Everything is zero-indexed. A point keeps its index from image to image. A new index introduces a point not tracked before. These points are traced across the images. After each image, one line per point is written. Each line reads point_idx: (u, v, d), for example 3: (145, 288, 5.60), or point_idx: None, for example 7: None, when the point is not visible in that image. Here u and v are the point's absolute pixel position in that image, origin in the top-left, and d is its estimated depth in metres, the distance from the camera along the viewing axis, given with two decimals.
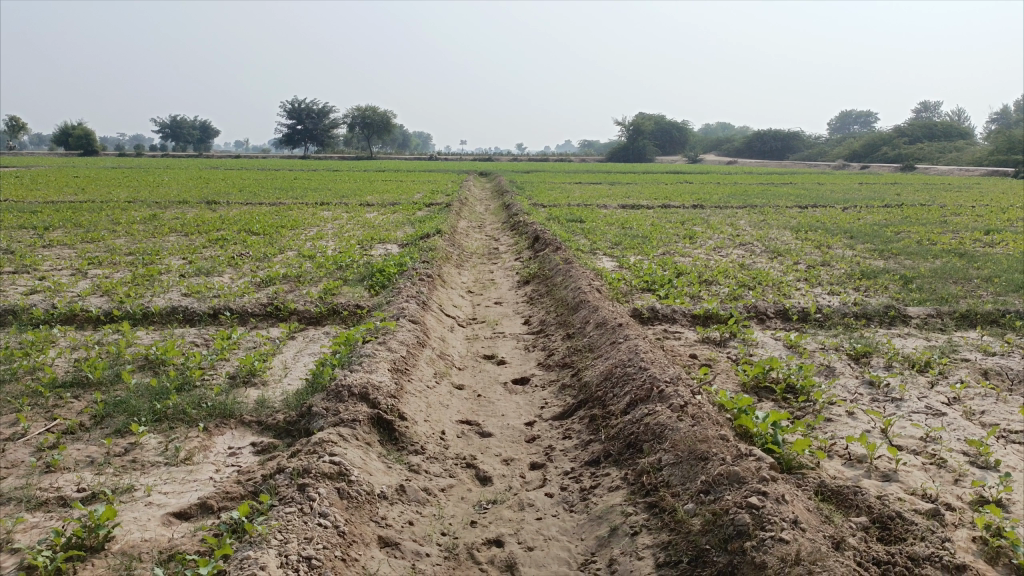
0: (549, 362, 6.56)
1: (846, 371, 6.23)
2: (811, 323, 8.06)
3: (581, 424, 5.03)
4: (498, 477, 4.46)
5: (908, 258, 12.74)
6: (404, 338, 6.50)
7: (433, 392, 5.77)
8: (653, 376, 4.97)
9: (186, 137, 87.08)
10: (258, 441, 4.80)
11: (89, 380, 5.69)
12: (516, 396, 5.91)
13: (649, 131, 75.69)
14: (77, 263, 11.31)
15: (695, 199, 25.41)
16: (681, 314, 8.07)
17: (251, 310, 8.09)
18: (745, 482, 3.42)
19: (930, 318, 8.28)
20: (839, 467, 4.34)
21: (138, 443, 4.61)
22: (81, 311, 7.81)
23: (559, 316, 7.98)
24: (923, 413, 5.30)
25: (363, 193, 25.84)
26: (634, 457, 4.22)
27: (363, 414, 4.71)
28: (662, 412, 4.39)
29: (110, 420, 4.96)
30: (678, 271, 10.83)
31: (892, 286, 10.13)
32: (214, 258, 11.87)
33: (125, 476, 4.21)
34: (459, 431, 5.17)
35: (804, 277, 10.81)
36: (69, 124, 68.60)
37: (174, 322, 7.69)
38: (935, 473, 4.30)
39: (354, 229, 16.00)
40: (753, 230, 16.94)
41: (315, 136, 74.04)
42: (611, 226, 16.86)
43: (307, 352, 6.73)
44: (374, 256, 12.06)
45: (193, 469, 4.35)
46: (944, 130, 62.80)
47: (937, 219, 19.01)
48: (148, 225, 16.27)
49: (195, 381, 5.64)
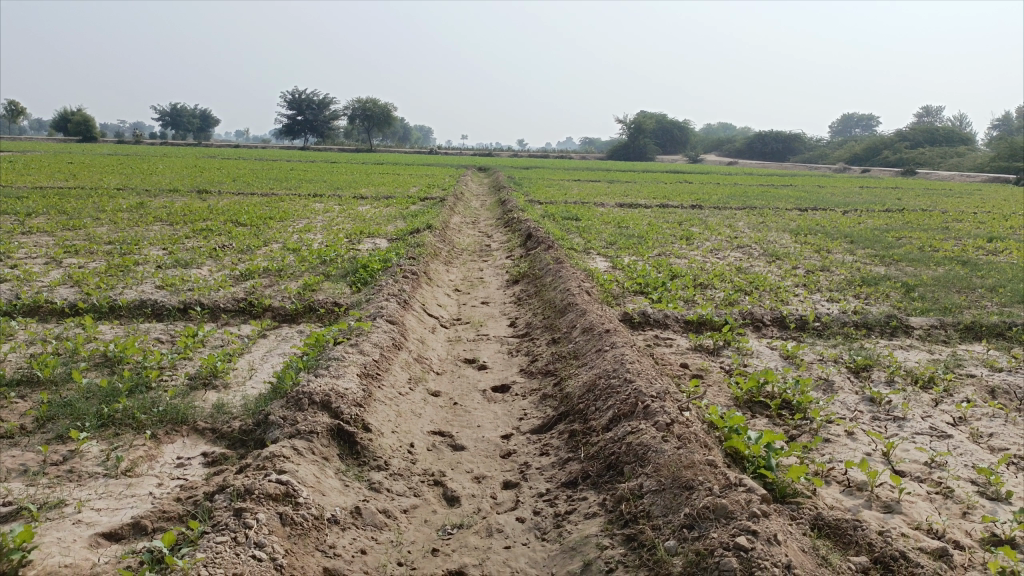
0: (531, 369, 6.20)
1: (846, 386, 5.87)
2: (810, 332, 7.71)
3: (560, 440, 4.67)
4: (467, 498, 4.10)
5: (909, 265, 12.40)
6: (377, 339, 6.12)
7: (405, 399, 5.41)
8: (639, 390, 4.60)
9: (185, 125, 86.44)
10: (209, 452, 4.44)
11: (38, 378, 5.31)
12: (494, 405, 5.55)
13: (650, 130, 75.40)
14: (52, 251, 10.89)
15: (694, 199, 25.00)
16: (673, 320, 7.71)
17: (223, 305, 7.71)
18: (734, 518, 3.06)
19: (933, 330, 7.93)
20: (837, 495, 4.00)
21: (78, 450, 4.22)
22: (45, 302, 7.41)
23: (546, 319, 7.62)
24: (928, 435, 4.95)
25: (357, 185, 25.38)
26: (615, 480, 3.86)
27: (323, 425, 4.34)
28: (646, 431, 4.02)
29: (53, 424, 4.58)
30: (672, 273, 10.48)
31: (894, 294, 9.78)
32: (195, 249, 11.48)
33: (56, 488, 3.82)
34: (430, 443, 4.81)
35: (803, 283, 10.45)
36: (68, 111, 67.94)
37: (140, 318, 7.30)
38: (941, 504, 3.97)
39: (344, 222, 15.60)
40: (752, 232, 16.61)
41: (315, 128, 73.43)
42: (607, 225, 16.47)
43: (276, 352, 6.38)
44: (360, 251, 11.69)
45: (133, 483, 3.98)
46: (946, 135, 62.43)
47: (939, 226, 18.66)
48: (134, 214, 15.87)
49: (151, 383, 5.26)
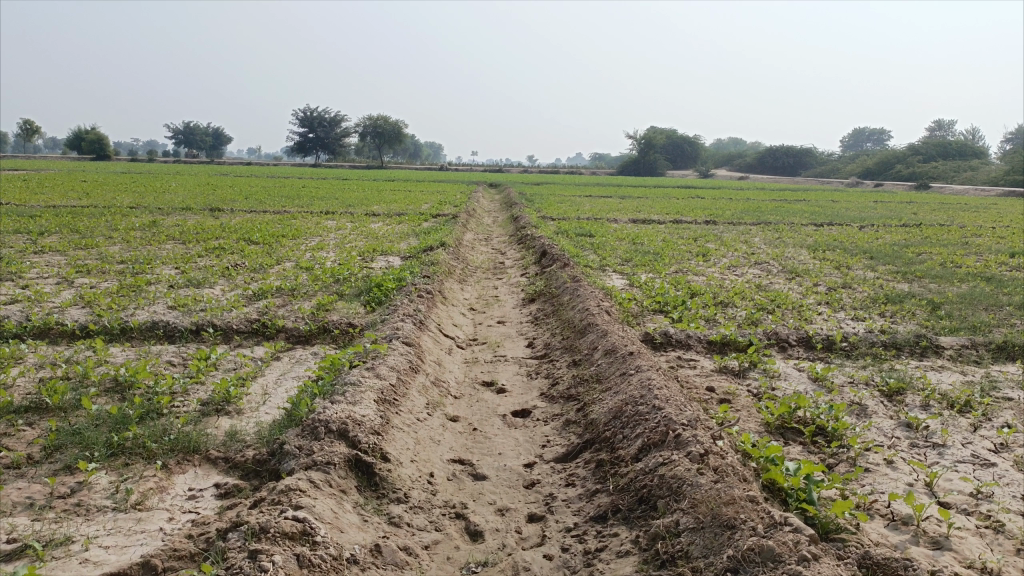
0: (552, 393, 6.01)
1: (880, 410, 5.65)
2: (837, 352, 7.49)
3: (586, 470, 4.48)
4: (490, 532, 3.91)
5: (932, 281, 12.15)
6: (394, 362, 5.95)
7: (423, 425, 5.23)
8: (669, 417, 4.41)
9: (198, 143, 87.06)
10: (222, 483, 4.28)
11: (47, 405, 5.16)
12: (515, 431, 5.36)
13: (660, 145, 75.35)
14: (64, 271, 10.80)
15: (708, 215, 24.79)
16: (696, 340, 7.51)
17: (236, 326, 7.56)
18: (782, 562, 2.89)
19: (964, 350, 7.69)
20: (882, 530, 3.79)
21: (86, 482, 4.06)
22: (56, 324, 7.28)
23: (565, 339, 7.45)
24: (971, 463, 4.72)
25: (370, 203, 25.34)
26: (648, 515, 3.66)
27: (340, 456, 4.17)
28: (680, 463, 3.83)
29: (61, 453, 4.42)
30: (691, 291, 10.27)
31: (920, 312, 9.55)
32: (207, 268, 11.38)
33: (62, 523, 3.65)
34: (450, 473, 4.62)
35: (825, 300, 10.22)
36: (82, 130, 68.51)
37: (152, 340, 7.16)
38: (993, 540, 3.75)
39: (357, 240, 15.51)
40: (768, 248, 16.40)
41: (326, 145, 73.75)
42: (622, 242, 16.28)
43: (290, 375, 6.22)
44: (374, 269, 11.56)
45: (143, 518, 3.81)
46: (958, 149, 62.06)
47: (958, 240, 18.38)
48: (146, 232, 15.82)
49: (162, 410, 5.10)
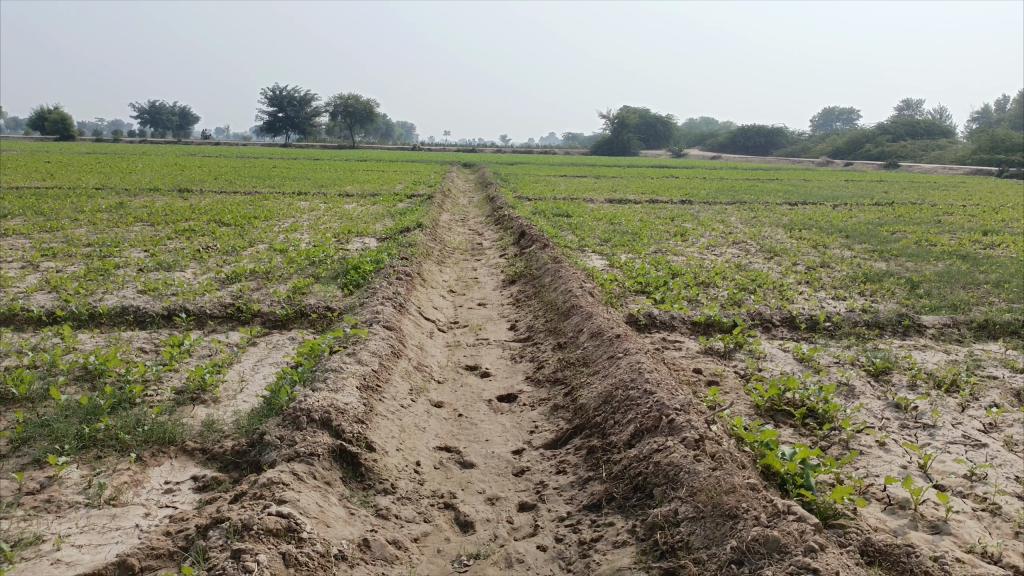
0: (538, 377, 5.90)
1: (868, 391, 5.62)
2: (821, 332, 7.45)
3: (577, 457, 4.38)
4: (481, 523, 3.79)
5: (909, 260, 12.21)
6: (375, 347, 5.79)
7: (407, 412, 5.09)
8: (661, 402, 4.32)
9: (165, 122, 85.35)
10: (200, 475, 4.11)
11: (12, 395, 4.93)
12: (502, 417, 5.24)
13: (633, 125, 75.34)
14: (28, 255, 10.44)
15: (683, 194, 24.76)
16: (680, 321, 7.43)
17: (210, 311, 7.34)
18: (788, 553, 2.82)
19: (946, 328, 7.69)
20: (880, 514, 3.73)
21: (56, 477, 3.86)
22: (21, 310, 6.99)
23: (548, 322, 7.33)
24: (962, 444, 4.69)
25: (343, 183, 24.96)
26: (644, 504, 3.57)
27: (324, 446, 4.02)
28: (676, 449, 3.74)
29: (29, 446, 4.21)
30: (672, 271, 10.19)
31: (899, 290, 9.57)
32: (178, 251, 11.08)
33: (32, 521, 3.47)
34: (437, 461, 4.49)
35: (806, 280, 10.20)
36: (44, 109, 66.79)
37: (122, 326, 6.91)
38: (990, 523, 3.71)
39: (331, 221, 15.22)
40: (745, 228, 16.41)
41: (296, 125, 72.64)
42: (599, 222, 16.15)
43: (267, 361, 6.03)
44: (350, 251, 11.33)
45: (118, 514, 3.64)
46: (927, 129, 62.77)
47: (931, 219, 18.52)
48: (113, 214, 15.39)
49: (135, 399, 4.90)
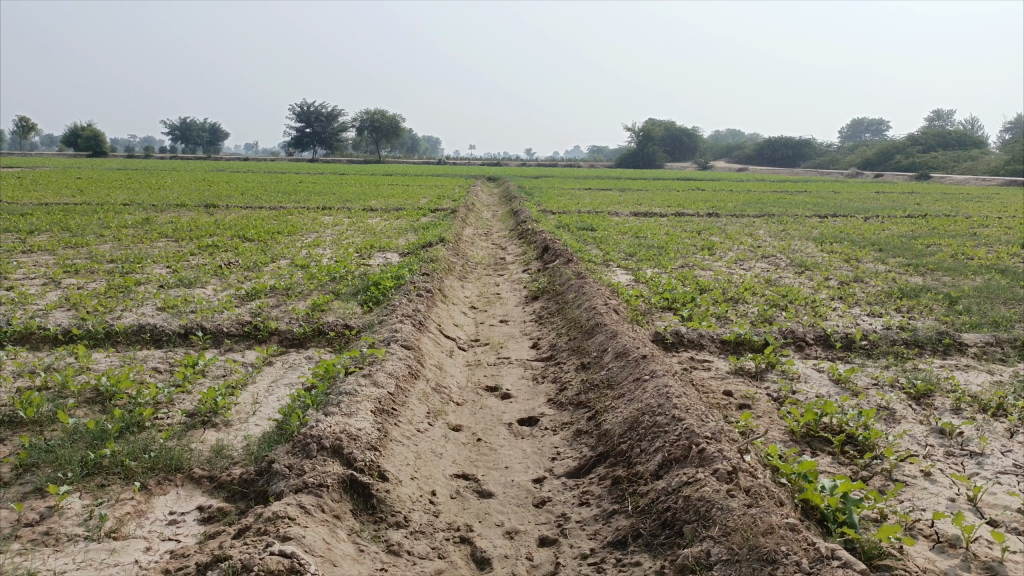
0: (560, 399, 5.67)
1: (909, 415, 5.31)
2: (857, 351, 7.14)
3: (601, 488, 4.14)
4: (499, 559, 3.57)
5: (946, 274, 11.81)
6: (392, 368, 5.60)
7: (424, 437, 4.89)
8: (690, 429, 4.07)
9: (194, 138, 86.63)
10: (206, 505, 3.94)
11: (21, 418, 4.80)
12: (522, 442, 5.02)
13: (658, 137, 75.01)
14: (51, 271, 10.44)
15: (710, 207, 24.41)
16: (709, 340, 7.17)
17: (226, 329, 7.21)
18: None
19: (989, 347, 7.34)
20: (929, 554, 3.45)
21: (56, 507, 3.69)
22: (38, 329, 6.91)
23: (571, 340, 7.11)
24: (1014, 474, 4.38)
25: (367, 198, 24.96)
26: (673, 543, 3.33)
27: (334, 476, 3.84)
28: (707, 482, 3.50)
29: (32, 473, 4.06)
30: (700, 286, 9.92)
31: (937, 306, 9.22)
32: (199, 267, 11.01)
33: (28, 556, 3.31)
34: (453, 490, 4.28)
35: (839, 295, 9.87)
36: (78, 125, 68.13)
37: (137, 345, 6.79)
38: None
39: (354, 236, 15.15)
40: (775, 241, 16.08)
41: (323, 140, 73.22)
42: (624, 236, 15.90)
43: (283, 382, 5.86)
44: (371, 266, 11.21)
45: (117, 548, 3.47)
46: (958, 139, 61.71)
47: (966, 231, 18.04)
48: (139, 229, 15.45)
49: (144, 423, 4.75)
